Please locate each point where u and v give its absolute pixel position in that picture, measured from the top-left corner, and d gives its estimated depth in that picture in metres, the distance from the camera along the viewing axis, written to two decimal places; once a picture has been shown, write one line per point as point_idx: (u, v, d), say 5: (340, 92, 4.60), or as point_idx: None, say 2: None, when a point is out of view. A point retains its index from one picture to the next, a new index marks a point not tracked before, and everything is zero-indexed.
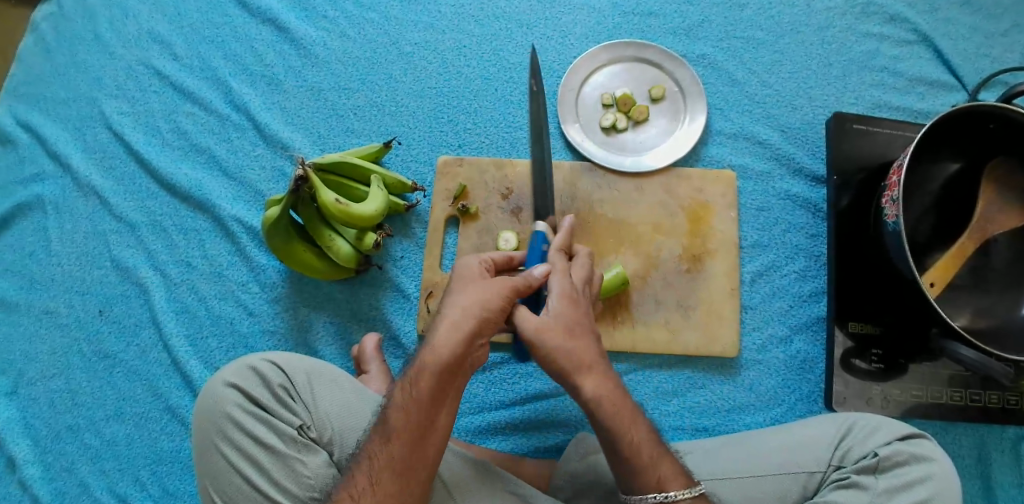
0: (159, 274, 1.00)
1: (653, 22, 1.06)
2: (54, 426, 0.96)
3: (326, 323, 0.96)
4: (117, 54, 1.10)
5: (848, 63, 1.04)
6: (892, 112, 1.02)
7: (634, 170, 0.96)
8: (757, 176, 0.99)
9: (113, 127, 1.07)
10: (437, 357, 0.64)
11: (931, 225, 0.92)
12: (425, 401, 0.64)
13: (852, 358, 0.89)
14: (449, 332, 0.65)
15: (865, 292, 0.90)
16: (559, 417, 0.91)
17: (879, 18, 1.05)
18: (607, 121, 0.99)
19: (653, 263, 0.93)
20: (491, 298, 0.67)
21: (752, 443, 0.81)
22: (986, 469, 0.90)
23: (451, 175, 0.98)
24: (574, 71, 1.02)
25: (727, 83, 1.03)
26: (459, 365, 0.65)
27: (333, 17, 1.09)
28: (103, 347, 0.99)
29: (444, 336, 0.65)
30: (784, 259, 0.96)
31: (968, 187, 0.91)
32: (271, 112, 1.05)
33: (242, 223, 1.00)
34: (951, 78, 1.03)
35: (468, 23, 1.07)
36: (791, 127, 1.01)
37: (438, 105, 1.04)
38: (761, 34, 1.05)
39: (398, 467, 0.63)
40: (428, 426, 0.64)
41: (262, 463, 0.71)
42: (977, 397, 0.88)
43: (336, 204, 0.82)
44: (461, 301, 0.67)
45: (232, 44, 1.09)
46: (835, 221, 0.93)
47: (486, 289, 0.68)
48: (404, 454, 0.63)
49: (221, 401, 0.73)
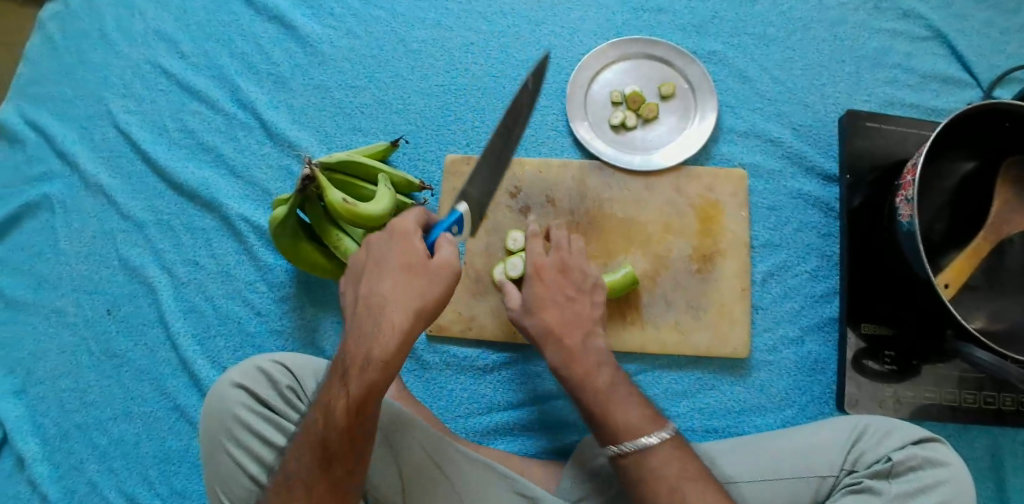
0: (167, 273, 1.00)
1: (662, 18, 1.04)
2: (63, 425, 0.96)
3: (335, 322, 0.96)
4: (124, 53, 1.10)
5: (861, 60, 1.03)
6: (905, 110, 1.00)
7: (644, 169, 0.95)
8: (769, 174, 0.98)
9: (120, 126, 1.06)
10: (369, 359, 0.60)
11: (945, 225, 0.90)
12: (337, 430, 0.61)
13: (864, 359, 0.88)
14: (362, 357, 0.60)
15: (878, 293, 0.89)
16: (568, 418, 0.90)
17: (892, 13, 1.04)
18: (616, 119, 0.98)
19: (662, 263, 0.92)
20: (426, 299, 0.62)
21: (764, 445, 0.80)
22: (1000, 472, 0.89)
23: (459, 174, 0.98)
24: (582, 69, 1.01)
25: (738, 80, 1.02)
26: (371, 393, 0.60)
27: (339, 14, 1.08)
28: (111, 346, 0.99)
29: (378, 338, 0.60)
30: (796, 259, 0.95)
31: (983, 186, 0.90)
32: (278, 111, 1.05)
33: (249, 222, 1.00)
34: (965, 74, 1.01)
35: (475, 20, 1.06)
36: (802, 125, 1.00)
37: (446, 103, 1.03)
38: (772, 30, 1.04)
39: (327, 458, 0.62)
40: (341, 449, 0.61)
41: (270, 463, 0.72)
42: (991, 399, 0.87)
43: (344, 204, 0.81)
44: (392, 298, 0.61)
45: (238, 42, 1.09)
46: (848, 220, 0.92)
47: (420, 289, 0.62)
48: (320, 474, 0.63)
49: (227, 402, 0.72)
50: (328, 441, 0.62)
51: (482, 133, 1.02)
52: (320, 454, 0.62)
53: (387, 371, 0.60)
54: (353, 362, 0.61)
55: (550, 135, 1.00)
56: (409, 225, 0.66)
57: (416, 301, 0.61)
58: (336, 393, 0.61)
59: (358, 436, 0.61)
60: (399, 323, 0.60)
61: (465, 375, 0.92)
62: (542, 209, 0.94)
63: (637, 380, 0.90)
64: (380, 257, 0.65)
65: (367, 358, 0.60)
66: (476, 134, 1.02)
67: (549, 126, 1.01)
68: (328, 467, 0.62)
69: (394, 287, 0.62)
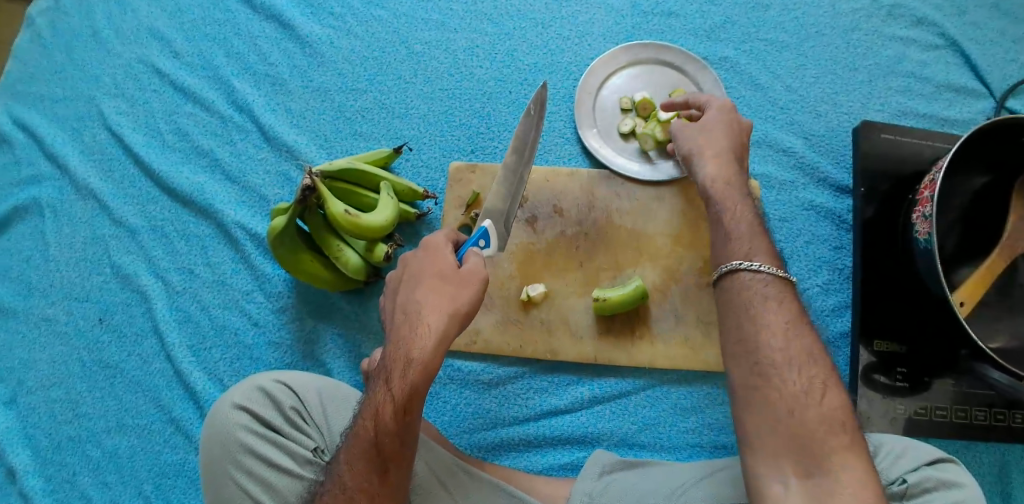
0: (161, 282, 0.97)
1: (672, 23, 1.02)
2: (54, 437, 0.93)
3: (334, 335, 0.93)
4: (115, 51, 1.06)
5: (874, 69, 1.01)
6: (917, 120, 0.98)
7: (653, 178, 0.93)
8: (780, 185, 0.96)
9: (111, 127, 1.03)
10: (414, 362, 0.63)
11: (958, 240, 0.89)
12: (388, 434, 0.63)
13: (876, 375, 0.86)
14: (405, 357, 0.63)
15: (891, 307, 0.87)
16: (574, 435, 0.88)
17: (905, 21, 1.02)
18: (626, 127, 0.95)
19: (672, 276, 0.90)
20: (460, 302, 0.66)
21: None
22: (1009, 489, 0.88)
23: (464, 182, 0.95)
24: (591, 74, 0.98)
25: (750, 88, 1.00)
26: (417, 393, 0.63)
27: (340, 14, 1.05)
28: (103, 356, 0.96)
29: (419, 341, 0.63)
30: (807, 272, 0.93)
31: (996, 200, 0.88)
32: (276, 114, 1.02)
33: (245, 229, 0.97)
34: (978, 84, 0.99)
35: (480, 22, 1.04)
36: (815, 134, 0.98)
37: (449, 108, 1.00)
38: (784, 37, 1.02)
39: (375, 462, 0.63)
40: (394, 452, 0.63)
41: (274, 487, 0.69)
42: (1002, 417, 0.85)
43: (345, 215, 0.78)
44: (428, 305, 0.65)
45: (235, 42, 1.05)
46: (860, 233, 0.90)
47: (456, 296, 0.66)
48: (374, 484, 0.63)
49: (228, 425, 0.70)
50: (380, 448, 0.63)
51: (487, 138, 0.99)
52: (371, 463, 0.63)
53: (429, 371, 0.63)
54: (397, 363, 0.64)
55: (558, 142, 0.98)
56: (441, 241, 0.70)
57: (452, 305, 0.65)
58: (380, 397, 0.64)
59: (406, 438, 0.64)
60: (435, 324, 0.64)
61: (469, 389, 0.90)
62: (549, 219, 0.92)
63: (645, 395, 0.89)
64: (417, 269, 0.69)
65: (408, 362, 0.63)
66: (480, 140, 0.99)
67: (556, 133, 0.98)
68: (381, 474, 0.63)
69: (430, 295, 0.66)
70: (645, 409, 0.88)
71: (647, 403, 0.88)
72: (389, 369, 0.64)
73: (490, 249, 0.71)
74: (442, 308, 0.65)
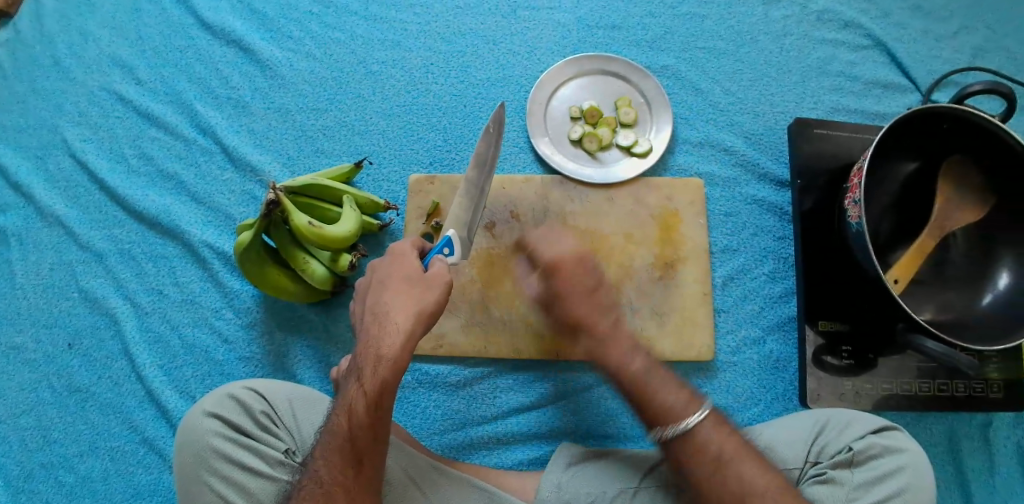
0: (130, 304, 0.98)
1: (617, 35, 1.08)
2: (25, 465, 0.94)
3: (304, 347, 0.96)
4: (78, 81, 1.09)
5: (806, 70, 1.07)
6: (849, 115, 1.05)
7: (604, 181, 0.98)
8: (724, 182, 1.01)
9: (76, 154, 1.05)
10: (384, 359, 0.67)
11: (892, 225, 0.95)
12: (361, 428, 0.66)
13: (823, 355, 0.91)
14: (375, 355, 0.67)
15: (832, 291, 0.92)
16: (541, 430, 0.91)
17: (833, 24, 1.09)
18: (576, 134, 1.00)
19: (626, 272, 0.94)
20: (426, 300, 0.69)
21: None
22: (957, 456, 0.93)
23: (424, 192, 0.98)
24: (541, 86, 1.03)
25: (692, 92, 1.06)
26: (387, 387, 0.67)
27: (298, 38, 1.09)
28: (73, 380, 0.97)
29: (388, 339, 0.67)
30: (754, 262, 0.98)
31: (924, 185, 0.94)
32: (239, 135, 1.05)
33: (213, 248, 0.99)
34: (904, 80, 1.06)
35: (434, 41, 1.08)
36: (755, 133, 1.04)
37: (408, 122, 1.04)
38: (722, 43, 1.08)
39: (351, 457, 0.65)
40: (369, 446, 0.66)
41: (247, 489, 0.71)
42: (944, 386, 0.90)
43: (310, 226, 0.82)
44: (396, 307, 0.69)
45: (196, 67, 1.08)
46: (801, 222, 0.95)
47: (419, 297, 0.70)
48: (349, 478, 0.65)
49: (200, 432, 0.72)
50: (353, 441, 0.65)
51: (445, 151, 1.03)
52: (346, 455, 0.65)
53: (399, 365, 0.67)
54: (368, 360, 0.67)
55: (513, 151, 1.02)
56: (406, 248, 0.74)
57: (417, 305, 0.69)
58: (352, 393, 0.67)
59: (378, 434, 0.66)
60: (402, 323, 0.68)
61: (437, 392, 0.93)
62: (507, 224, 0.96)
63: (606, 388, 0.92)
64: (383, 276, 0.73)
65: (378, 358, 0.67)
66: (439, 153, 1.03)
67: (511, 143, 1.03)
68: (355, 468, 0.65)
69: (398, 297, 0.70)
70: (608, 402, 0.92)
71: (609, 396, 0.92)
72: (360, 367, 0.67)
73: (456, 255, 0.73)
74: (410, 307, 0.69)
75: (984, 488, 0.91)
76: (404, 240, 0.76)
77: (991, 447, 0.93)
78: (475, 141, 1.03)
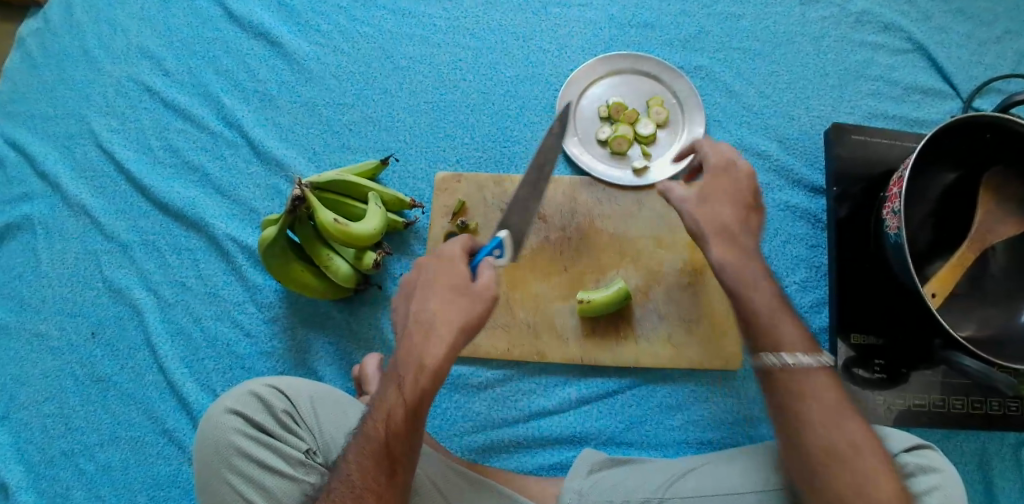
0: (153, 295, 0.98)
1: (649, 34, 1.05)
2: (48, 452, 0.94)
3: (326, 344, 0.95)
4: (105, 70, 1.08)
5: (844, 74, 1.04)
6: (888, 122, 1.02)
7: (633, 184, 0.96)
8: (757, 187, 0.99)
9: (103, 144, 1.05)
10: (425, 369, 0.64)
11: (930, 236, 0.92)
12: (398, 437, 0.65)
13: (854, 368, 0.89)
14: (414, 366, 0.64)
15: (867, 303, 0.90)
16: (564, 435, 0.90)
17: (873, 27, 1.06)
18: (604, 134, 0.98)
19: (654, 277, 0.92)
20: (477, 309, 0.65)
21: (732, 458, 0.78)
22: (988, 475, 0.91)
23: (450, 191, 0.97)
24: (571, 84, 1.01)
25: (725, 95, 1.03)
26: (422, 398, 0.64)
27: (326, 31, 1.08)
28: (96, 370, 0.97)
29: (432, 348, 0.65)
30: (784, 270, 0.96)
31: (965, 196, 0.91)
32: (265, 129, 1.04)
33: (236, 242, 0.99)
34: (946, 86, 1.03)
35: (463, 36, 1.07)
36: (789, 138, 1.01)
37: (435, 119, 1.03)
38: (757, 45, 1.05)
39: (384, 462, 0.65)
40: (403, 452, 0.65)
41: (269, 488, 0.70)
42: (979, 404, 0.88)
43: (335, 224, 0.81)
44: (444, 316, 0.65)
45: (224, 59, 1.08)
46: (835, 231, 0.93)
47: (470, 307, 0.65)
48: (380, 481, 0.65)
49: (221, 429, 0.71)
50: (387, 445, 0.65)
51: (472, 148, 1.01)
52: (378, 459, 0.65)
53: (439, 376, 0.65)
54: (410, 366, 0.65)
55: None
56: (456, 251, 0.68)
57: (463, 318, 0.65)
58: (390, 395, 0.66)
59: (410, 441, 0.65)
60: (447, 336, 0.65)
61: (458, 393, 0.92)
62: (533, 225, 0.95)
63: (630, 394, 0.91)
64: (426, 277, 0.68)
65: (419, 368, 0.64)
66: (465, 150, 1.01)
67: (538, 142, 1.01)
68: (386, 472, 0.65)
69: (444, 306, 0.66)
70: (632, 408, 0.90)
71: (632, 401, 0.91)
72: (401, 372, 0.65)
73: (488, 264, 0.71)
74: (448, 320, 0.65)
75: None
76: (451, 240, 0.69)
77: None
78: (501, 139, 1.02)
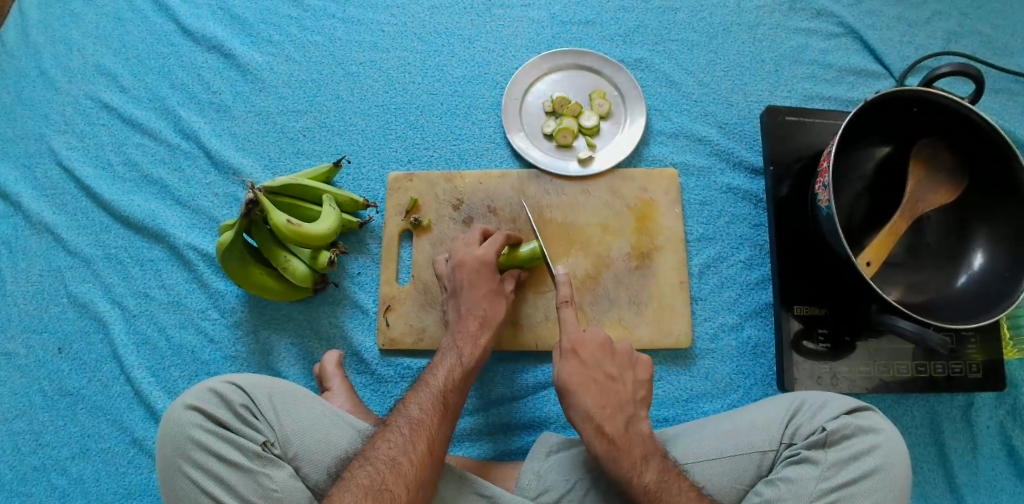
0: (117, 306, 1.00)
1: (590, 30, 1.09)
2: (20, 469, 0.95)
3: (289, 345, 0.97)
4: (62, 89, 1.11)
5: (780, 59, 1.08)
6: (824, 103, 1.06)
7: (580, 174, 1.00)
8: (699, 172, 1.03)
9: (63, 162, 1.07)
10: (474, 351, 0.84)
11: (866, 209, 0.92)
12: (452, 387, 0.80)
13: (801, 340, 0.92)
14: (472, 342, 0.85)
15: (807, 276, 0.93)
16: (524, 419, 0.92)
17: (806, 14, 1.10)
18: (549, 128, 1.02)
19: (604, 263, 0.96)
20: (493, 315, 0.87)
21: (703, 430, 0.82)
22: (939, 437, 0.93)
23: (402, 190, 1.01)
24: (516, 82, 1.05)
25: (666, 85, 1.07)
26: (472, 371, 0.83)
27: (277, 41, 1.11)
28: (64, 384, 0.98)
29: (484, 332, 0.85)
30: (729, 250, 0.99)
31: (898, 170, 0.92)
32: (222, 139, 1.07)
33: (197, 250, 1.01)
34: (878, 66, 1.07)
35: (411, 41, 1.10)
36: (728, 123, 1.05)
37: (386, 122, 1.06)
38: (694, 36, 1.09)
39: (441, 405, 0.77)
40: (453, 415, 0.78)
41: (227, 481, 0.71)
42: (923, 368, 0.90)
43: (288, 225, 0.82)
44: (477, 311, 0.87)
45: (178, 73, 1.10)
46: (774, 210, 0.96)
47: (472, 305, 0.87)
48: (434, 428, 0.75)
49: (182, 425, 0.73)
50: (446, 403, 0.78)
51: (423, 148, 1.05)
52: (439, 406, 0.77)
53: (484, 352, 0.85)
54: (468, 338, 0.85)
55: (489, 147, 1.04)
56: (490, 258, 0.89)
57: (491, 318, 0.87)
58: (451, 362, 0.82)
59: (456, 410, 0.79)
60: (478, 312, 0.87)
61: None
62: (484, 219, 0.98)
63: None
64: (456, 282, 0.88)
65: (475, 341, 0.85)
66: (417, 151, 1.05)
67: (487, 139, 1.05)
68: (442, 418, 0.76)
69: (478, 304, 0.87)
70: None
71: None
72: (462, 347, 0.84)
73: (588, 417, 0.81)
74: (477, 317, 0.86)
75: (967, 469, 0.92)
76: (482, 247, 0.90)
77: (976, 426, 0.93)
78: (452, 138, 1.05)
